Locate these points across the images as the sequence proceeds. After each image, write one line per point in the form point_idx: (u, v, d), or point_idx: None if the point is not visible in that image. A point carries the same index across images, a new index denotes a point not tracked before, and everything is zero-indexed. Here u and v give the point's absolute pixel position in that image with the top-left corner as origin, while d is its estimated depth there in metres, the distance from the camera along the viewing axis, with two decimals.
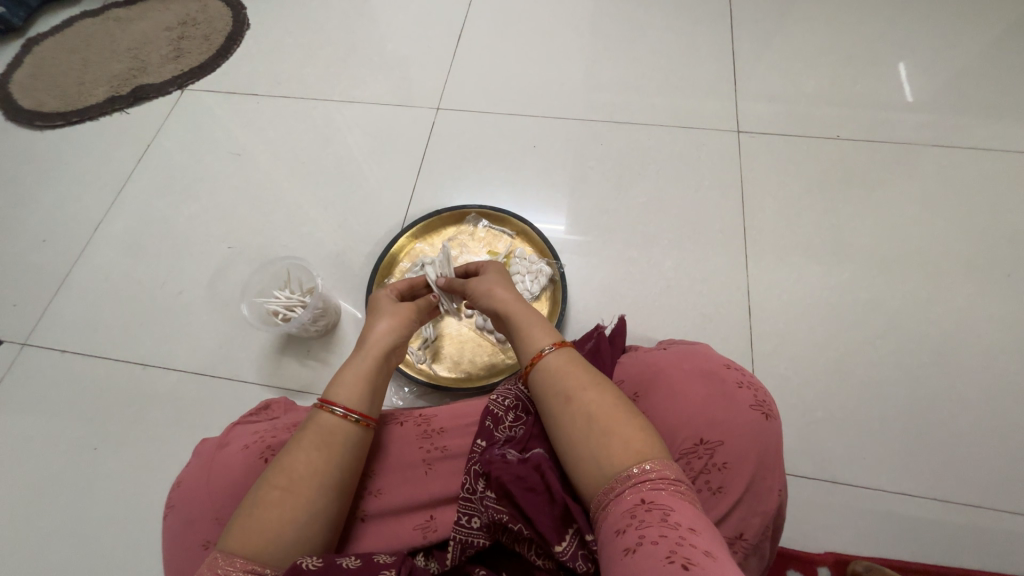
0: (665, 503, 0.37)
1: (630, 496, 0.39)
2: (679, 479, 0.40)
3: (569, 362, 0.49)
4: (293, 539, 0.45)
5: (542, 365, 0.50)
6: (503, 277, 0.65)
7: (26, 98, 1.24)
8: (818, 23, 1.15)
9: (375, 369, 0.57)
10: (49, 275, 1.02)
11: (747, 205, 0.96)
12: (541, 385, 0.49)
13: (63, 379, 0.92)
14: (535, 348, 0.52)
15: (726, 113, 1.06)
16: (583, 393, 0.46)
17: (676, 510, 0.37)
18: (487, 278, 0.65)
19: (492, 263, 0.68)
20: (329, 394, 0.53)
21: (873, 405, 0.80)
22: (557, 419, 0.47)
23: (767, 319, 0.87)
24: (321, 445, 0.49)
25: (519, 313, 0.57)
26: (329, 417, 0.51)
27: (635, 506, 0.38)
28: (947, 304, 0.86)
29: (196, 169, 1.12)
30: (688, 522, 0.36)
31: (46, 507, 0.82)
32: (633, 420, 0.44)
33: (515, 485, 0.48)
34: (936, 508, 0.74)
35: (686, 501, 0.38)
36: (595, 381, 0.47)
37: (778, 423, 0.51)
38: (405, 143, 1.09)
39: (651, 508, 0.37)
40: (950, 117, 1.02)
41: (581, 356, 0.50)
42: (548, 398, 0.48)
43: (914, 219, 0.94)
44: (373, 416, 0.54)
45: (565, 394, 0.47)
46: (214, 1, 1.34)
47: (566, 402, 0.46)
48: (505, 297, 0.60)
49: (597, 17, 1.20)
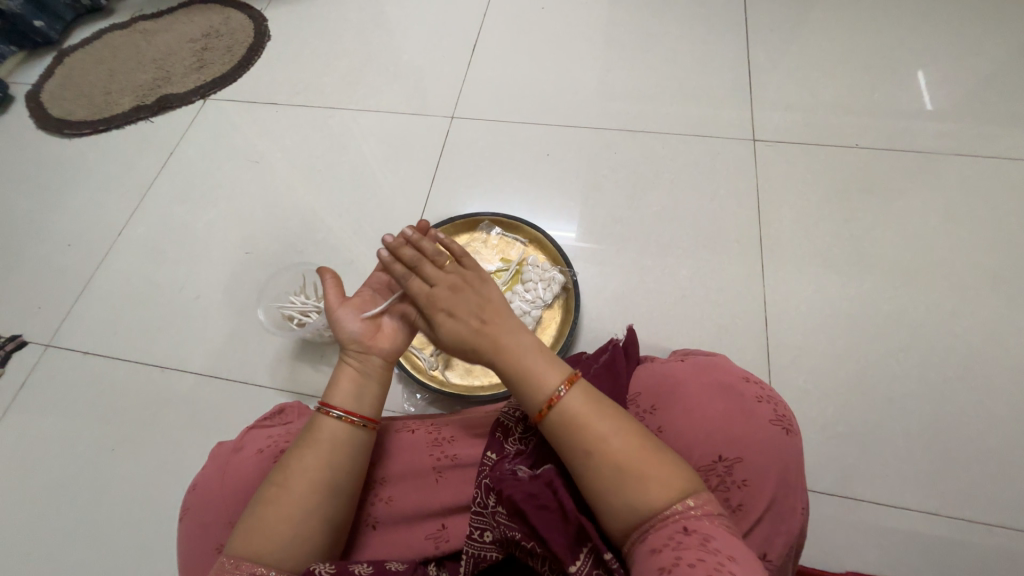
0: (706, 531, 0.39)
1: (670, 524, 0.40)
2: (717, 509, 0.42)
3: (586, 402, 0.47)
4: (292, 540, 0.46)
5: (561, 407, 0.47)
6: (494, 301, 0.54)
7: (55, 107, 1.28)
8: (834, 31, 1.14)
9: (369, 379, 0.54)
10: (74, 278, 1.05)
11: (763, 214, 0.95)
12: (561, 429, 0.46)
13: (84, 380, 0.94)
14: (549, 387, 0.48)
15: (742, 122, 1.05)
16: (613, 436, 0.45)
17: (715, 538, 0.38)
18: (478, 303, 0.53)
19: (477, 276, 0.55)
20: (330, 397, 0.53)
21: (896, 421, 0.78)
22: (586, 459, 0.45)
23: (784, 330, 0.85)
24: (313, 447, 0.50)
25: (515, 339, 0.51)
26: (331, 422, 0.51)
27: (676, 532, 0.39)
28: (972, 316, 0.84)
29: (216, 175, 1.14)
30: (727, 550, 0.38)
31: (64, 506, 0.84)
32: (668, 455, 0.44)
33: (527, 503, 0.47)
34: (963, 528, 0.72)
35: (728, 530, 0.40)
36: (623, 424, 0.46)
37: (798, 440, 0.50)
38: (419, 151, 1.10)
39: (691, 534, 0.39)
40: (972, 125, 1.00)
41: (596, 394, 0.48)
42: (574, 441, 0.46)
43: (936, 229, 0.92)
44: (378, 418, 0.54)
45: (592, 437, 0.45)
46: (237, 14, 1.38)
47: (596, 444, 0.44)
48: (502, 336, 0.51)
49: (611, 26, 1.20)
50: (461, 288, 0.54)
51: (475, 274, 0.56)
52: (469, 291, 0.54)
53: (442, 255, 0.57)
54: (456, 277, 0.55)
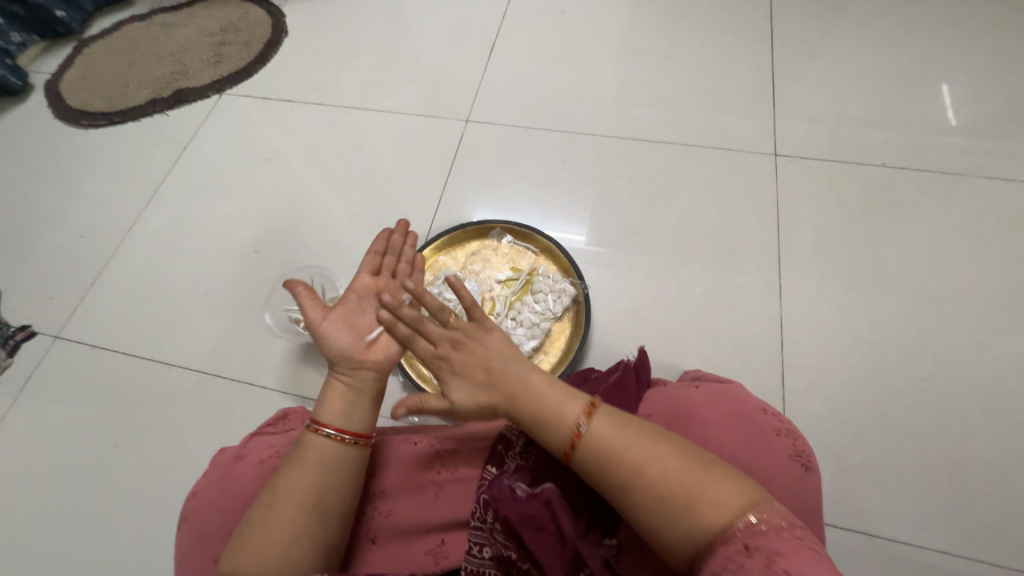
0: (772, 549, 0.35)
1: (733, 544, 0.37)
2: (792, 524, 0.38)
3: (613, 428, 0.45)
4: (280, 561, 0.45)
5: (587, 438, 0.45)
6: (500, 354, 0.51)
7: (73, 97, 1.29)
8: (863, 43, 1.11)
9: (363, 402, 0.53)
10: (85, 270, 1.06)
11: (783, 231, 0.93)
12: (593, 461, 0.45)
13: (91, 373, 0.94)
14: (570, 421, 0.46)
15: (764, 135, 1.02)
16: (648, 459, 0.43)
17: (784, 556, 0.34)
18: (483, 356, 0.51)
19: (479, 328, 0.53)
20: (319, 415, 0.52)
21: (916, 454, 0.75)
22: (624, 488, 0.43)
23: (801, 354, 0.83)
24: (307, 466, 0.49)
25: (528, 386, 0.49)
26: (320, 440, 0.50)
27: (737, 553, 0.36)
28: (1001, 347, 0.81)
29: (229, 171, 1.14)
30: (801, 572, 0.33)
31: (67, 499, 0.84)
32: (717, 468, 0.42)
33: (523, 525, 0.45)
34: (982, 570, 0.69)
35: (805, 547, 0.36)
36: (657, 444, 0.44)
37: (817, 477, 0.48)
38: (434, 153, 1.09)
39: (753, 555, 0.35)
40: (1006, 146, 0.97)
41: (622, 417, 0.47)
42: (608, 472, 0.44)
43: (965, 254, 0.88)
44: (370, 434, 0.54)
45: (627, 463, 0.43)
46: (256, 9, 1.38)
47: (632, 471, 0.43)
48: (516, 387, 0.49)
49: (633, 32, 1.18)
50: (465, 342, 0.52)
51: (478, 325, 0.53)
52: (473, 345, 0.52)
53: (445, 308, 0.54)
54: (458, 332, 0.53)
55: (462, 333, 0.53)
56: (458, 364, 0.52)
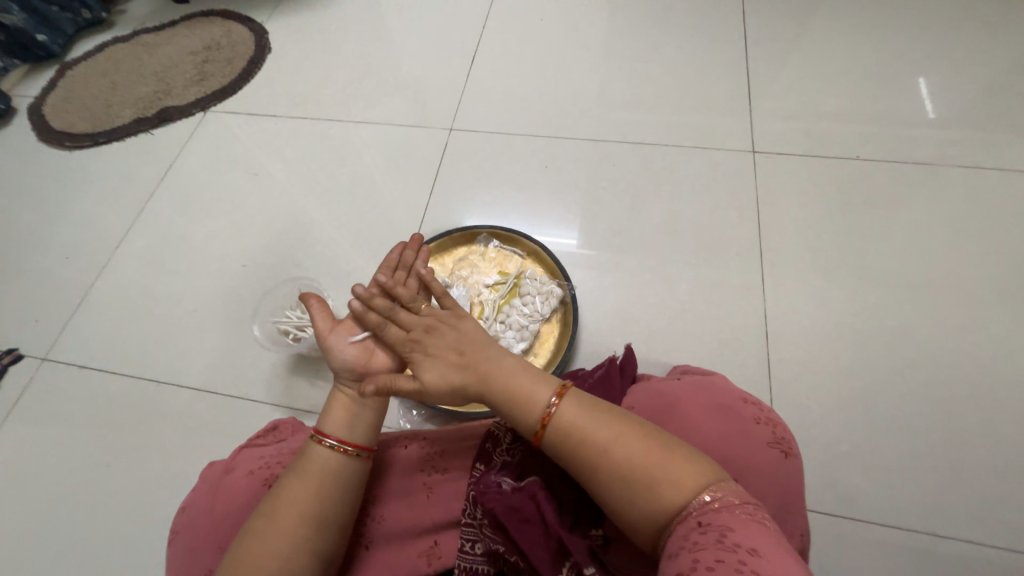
0: (723, 524, 0.36)
1: (689, 521, 0.38)
2: (746, 502, 0.38)
3: (582, 410, 0.46)
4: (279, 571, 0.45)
5: (555, 422, 0.46)
6: (472, 336, 0.53)
7: (57, 119, 1.29)
8: (835, 40, 1.14)
9: (366, 413, 0.54)
10: (73, 290, 1.05)
11: (764, 226, 0.94)
12: (561, 444, 0.45)
13: (80, 394, 0.94)
14: (540, 404, 0.47)
15: (742, 133, 1.05)
16: (613, 442, 0.43)
17: (734, 531, 0.35)
18: (457, 339, 0.53)
19: (450, 314, 0.55)
20: (323, 425, 0.53)
21: (902, 440, 0.77)
22: (590, 470, 0.44)
23: (786, 346, 0.84)
24: (302, 475, 0.50)
25: (499, 366, 0.50)
26: (324, 451, 0.51)
27: (691, 529, 0.37)
28: (978, 331, 0.83)
29: (215, 187, 1.14)
30: (748, 543, 0.34)
31: (57, 522, 0.83)
32: (678, 449, 0.42)
33: (509, 517, 0.45)
34: (971, 551, 0.70)
35: (756, 523, 0.36)
36: (621, 426, 0.45)
37: (798, 463, 0.49)
38: (419, 162, 1.10)
39: (706, 531, 0.36)
40: (976, 135, 0.99)
41: (588, 398, 0.47)
42: (575, 456, 0.45)
43: (941, 242, 0.91)
44: (372, 446, 0.54)
45: (592, 446, 0.44)
46: (238, 26, 1.39)
47: (598, 454, 0.43)
48: (490, 368, 0.50)
49: (611, 37, 1.20)
50: (436, 328, 0.54)
51: (450, 312, 0.55)
52: (446, 330, 0.53)
53: (416, 298, 0.56)
54: (430, 319, 0.54)
55: (433, 321, 0.54)
56: (432, 349, 0.52)
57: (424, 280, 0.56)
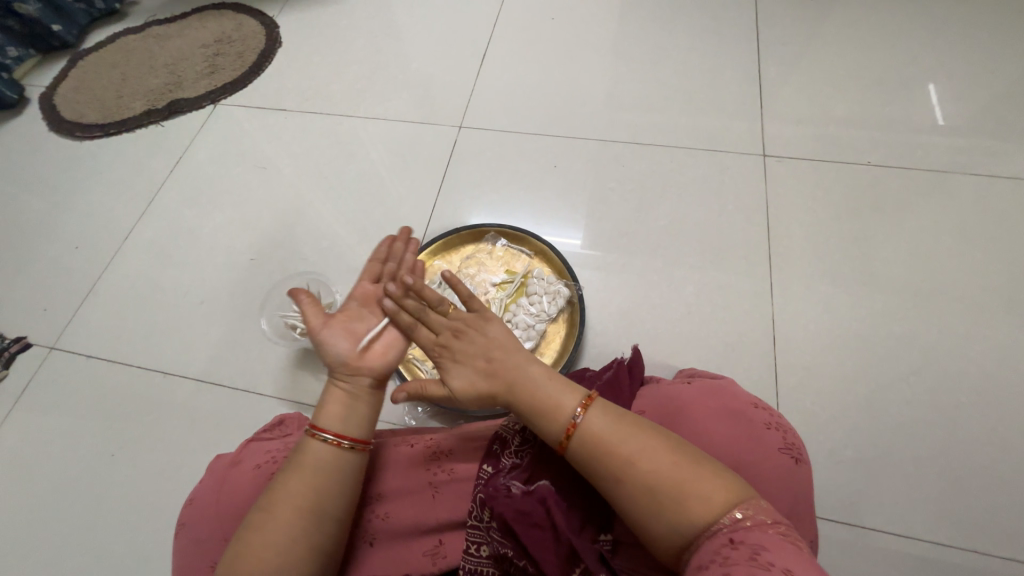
0: (756, 543, 0.36)
1: (719, 537, 0.38)
2: (777, 522, 0.38)
3: (608, 422, 0.46)
4: (280, 568, 0.45)
5: (581, 432, 0.46)
6: (500, 342, 0.53)
7: (67, 109, 1.29)
8: (847, 45, 1.13)
9: (361, 406, 0.54)
10: (81, 280, 1.06)
11: (773, 231, 0.94)
12: (587, 455, 0.45)
13: (86, 384, 0.94)
14: (565, 414, 0.47)
15: (752, 137, 1.04)
16: (640, 454, 0.43)
17: (766, 550, 0.35)
18: (484, 345, 0.53)
19: (479, 318, 0.55)
20: (318, 419, 0.53)
21: (908, 448, 0.76)
22: (616, 481, 0.44)
23: (793, 351, 0.84)
24: (307, 473, 0.49)
25: (527, 373, 0.51)
26: (318, 446, 0.51)
27: (723, 545, 0.37)
28: (987, 340, 0.82)
29: (223, 180, 1.15)
30: (783, 561, 0.34)
31: (62, 511, 0.83)
32: (707, 464, 0.42)
33: (519, 521, 0.46)
34: (976, 560, 0.70)
35: (789, 543, 0.36)
36: (648, 439, 0.45)
37: (808, 469, 0.49)
38: (427, 159, 1.10)
39: (738, 548, 0.36)
40: (988, 143, 0.99)
41: (615, 410, 0.47)
42: (600, 466, 0.45)
43: (951, 249, 0.90)
44: (367, 439, 0.54)
45: (619, 457, 0.44)
46: (249, 20, 1.39)
47: (625, 467, 0.43)
48: (517, 373, 0.51)
49: (621, 37, 1.20)
50: (464, 333, 0.55)
51: (478, 316, 0.56)
52: (474, 335, 0.54)
53: (445, 301, 0.57)
54: (458, 323, 0.56)
55: (462, 325, 0.55)
56: (460, 354, 0.54)
57: (452, 282, 0.57)
